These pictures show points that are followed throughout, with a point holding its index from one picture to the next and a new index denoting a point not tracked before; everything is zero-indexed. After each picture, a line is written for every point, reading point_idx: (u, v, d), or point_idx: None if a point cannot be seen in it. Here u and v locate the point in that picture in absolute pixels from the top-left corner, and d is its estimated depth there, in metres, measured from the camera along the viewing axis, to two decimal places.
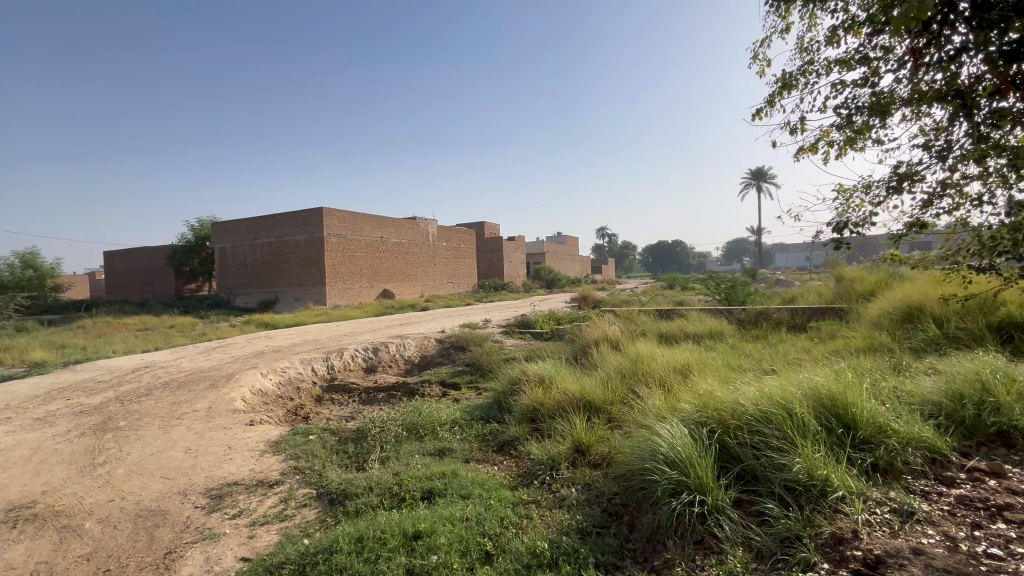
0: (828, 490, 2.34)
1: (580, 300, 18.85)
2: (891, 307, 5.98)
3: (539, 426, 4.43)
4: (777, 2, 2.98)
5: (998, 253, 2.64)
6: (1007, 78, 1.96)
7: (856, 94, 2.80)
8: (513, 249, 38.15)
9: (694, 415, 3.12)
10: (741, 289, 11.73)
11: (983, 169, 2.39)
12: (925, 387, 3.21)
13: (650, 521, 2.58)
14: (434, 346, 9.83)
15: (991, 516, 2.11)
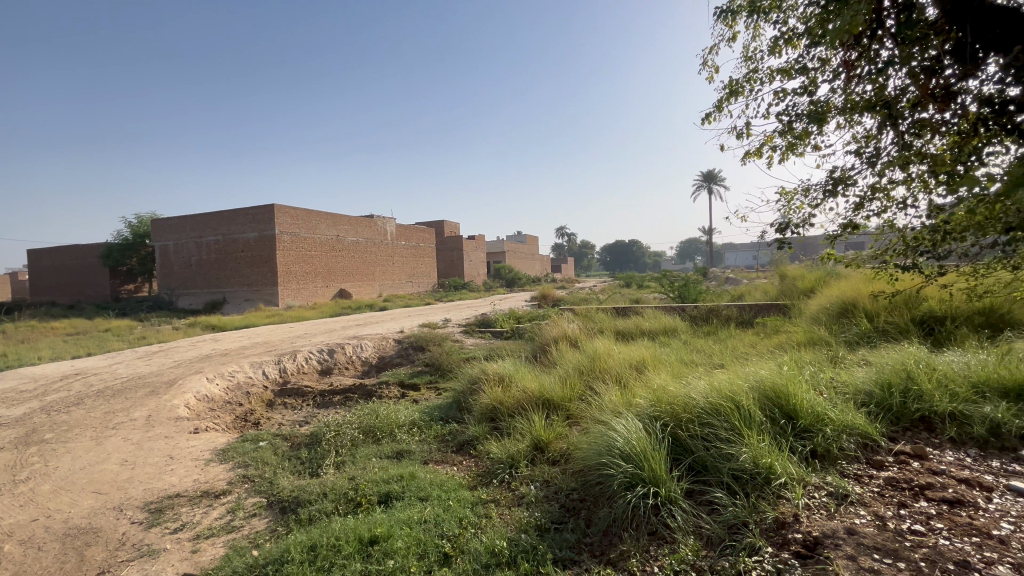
0: (771, 478, 2.46)
1: (540, 299, 19.02)
2: (828, 303, 6.38)
3: (498, 425, 4.44)
4: (723, 11, 3.08)
5: (920, 253, 2.84)
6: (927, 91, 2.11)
7: (796, 101, 2.93)
8: (473, 248, 38.00)
9: (649, 409, 3.20)
10: (693, 287, 12.18)
11: (907, 175, 2.55)
12: (857, 377, 3.44)
13: (606, 514, 2.63)
14: (393, 347, 9.65)
15: (914, 495, 2.29)
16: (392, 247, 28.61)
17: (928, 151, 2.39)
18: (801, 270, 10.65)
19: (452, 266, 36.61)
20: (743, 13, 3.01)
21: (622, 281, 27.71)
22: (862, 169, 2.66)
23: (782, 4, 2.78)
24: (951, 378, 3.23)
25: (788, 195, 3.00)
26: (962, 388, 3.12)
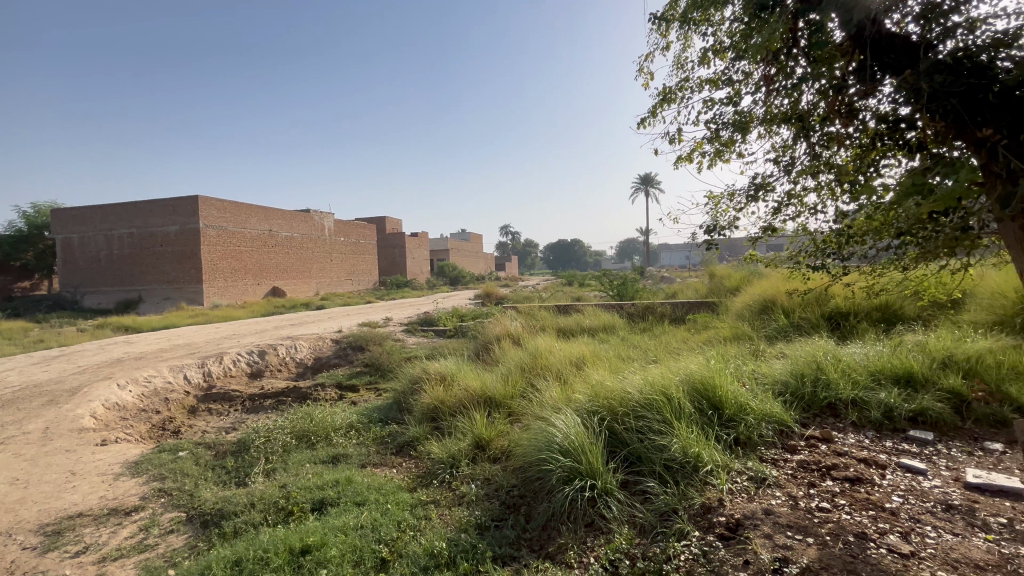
0: (699, 466, 2.61)
1: (484, 297, 19.00)
2: (751, 300, 6.86)
3: (439, 424, 4.38)
4: (657, 19, 3.16)
5: (828, 255, 3.10)
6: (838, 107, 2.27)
7: (722, 111, 3.04)
8: (416, 245, 37.28)
9: (587, 404, 3.29)
10: (631, 285, 12.67)
11: (818, 183, 2.75)
12: (775, 368, 3.72)
13: (545, 509, 2.68)
14: (330, 347, 9.26)
15: (822, 475, 2.51)
16: (330, 243, 27.46)
17: (834, 162, 2.60)
18: (728, 270, 11.36)
19: (394, 264, 35.74)
20: (675, 23, 3.10)
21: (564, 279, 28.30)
22: (780, 177, 2.79)
23: (710, 17, 2.91)
24: (853, 367, 3.57)
25: (715, 199, 3.11)
26: (862, 376, 3.47)
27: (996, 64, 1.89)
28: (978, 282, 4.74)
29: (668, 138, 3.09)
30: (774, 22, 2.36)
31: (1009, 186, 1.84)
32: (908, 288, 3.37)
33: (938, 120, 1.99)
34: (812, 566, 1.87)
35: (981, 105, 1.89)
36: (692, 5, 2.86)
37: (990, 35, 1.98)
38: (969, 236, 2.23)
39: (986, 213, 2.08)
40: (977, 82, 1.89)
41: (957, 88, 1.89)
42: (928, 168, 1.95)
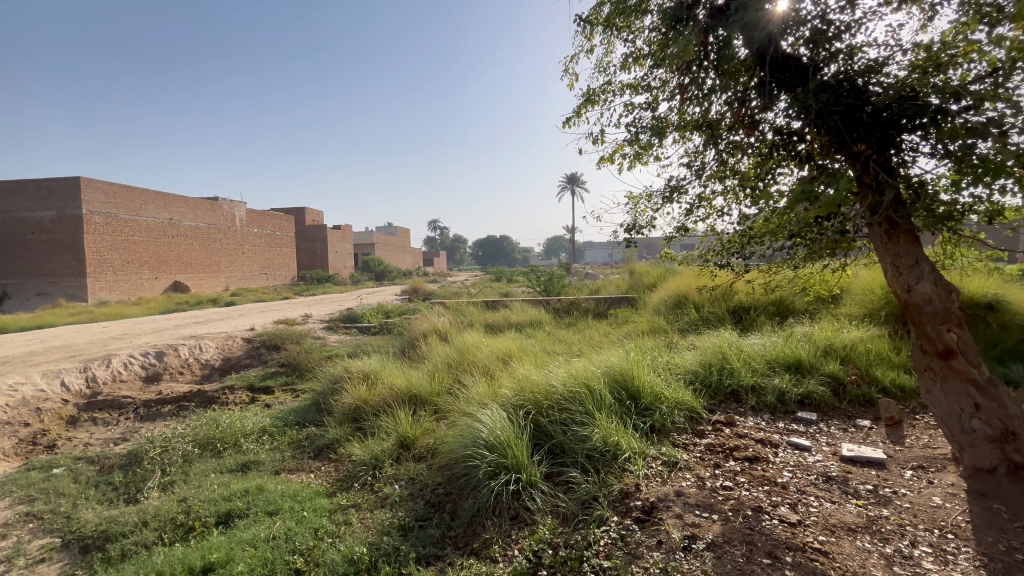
0: (618, 454, 2.73)
1: (411, 293, 18.58)
2: (666, 296, 7.31)
3: (362, 425, 4.22)
4: (582, 21, 3.17)
5: (733, 254, 3.37)
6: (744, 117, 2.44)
7: (641, 115, 3.10)
8: (339, 239, 35.58)
9: (513, 399, 3.32)
10: (557, 281, 13.00)
11: (724, 187, 2.96)
12: (687, 359, 3.99)
13: (470, 505, 2.67)
14: (241, 347, 8.58)
15: (726, 456, 2.73)
16: (241, 234, 25.40)
17: (738, 169, 2.81)
18: (646, 267, 12.04)
19: (315, 258, 33.87)
20: (598, 28, 3.16)
21: (493, 275, 28.43)
22: (691, 180, 2.90)
23: (632, 25, 3.01)
24: (753, 357, 3.92)
25: (635, 200, 3.16)
26: (760, 364, 3.82)
27: (870, 88, 2.15)
28: (852, 280, 5.41)
29: (590, 138, 3.11)
30: (688, 35, 2.51)
31: (877, 196, 2.11)
32: (798, 285, 3.76)
33: (823, 135, 2.22)
34: (716, 540, 2.02)
35: (857, 124, 2.14)
36: (615, 11, 2.94)
37: (865, 62, 2.25)
38: (846, 239, 2.53)
39: (859, 219, 2.37)
40: (854, 103, 2.13)
41: (837, 107, 2.13)
42: (814, 178, 2.17)
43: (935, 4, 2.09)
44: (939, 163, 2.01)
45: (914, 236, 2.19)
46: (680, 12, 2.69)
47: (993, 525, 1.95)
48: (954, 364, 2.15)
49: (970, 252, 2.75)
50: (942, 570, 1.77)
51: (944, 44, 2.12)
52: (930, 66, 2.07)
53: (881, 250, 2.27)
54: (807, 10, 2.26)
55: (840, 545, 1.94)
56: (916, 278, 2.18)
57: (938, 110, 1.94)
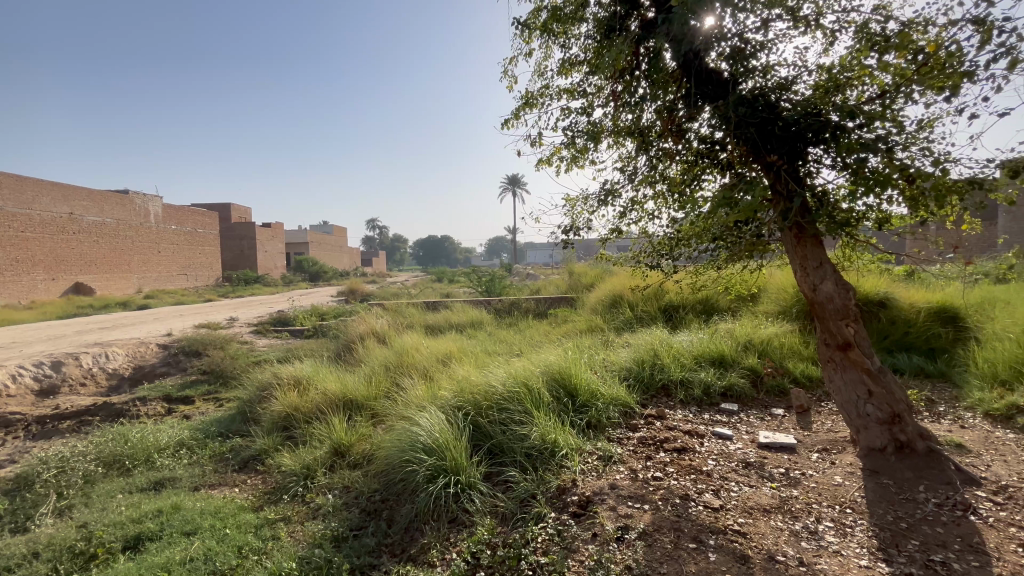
0: (555, 451, 2.78)
1: (348, 293, 17.94)
2: (603, 295, 7.55)
3: (292, 433, 4.01)
4: (520, 24, 3.19)
5: (663, 257, 3.52)
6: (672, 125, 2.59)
7: (577, 120, 3.16)
8: (269, 237, 33.60)
9: (452, 401, 3.29)
10: (498, 282, 13.06)
11: (654, 192, 3.09)
12: (622, 357, 4.14)
13: (408, 510, 2.61)
14: (156, 354, 7.88)
15: (656, 448, 2.86)
16: (156, 231, 23.33)
17: (667, 174, 2.95)
18: (585, 267, 12.39)
19: (242, 257, 31.80)
20: (537, 31, 3.19)
21: (434, 275, 28.07)
22: (625, 184, 3.01)
23: (569, 31, 3.06)
24: (681, 353, 4.14)
25: (571, 202, 3.22)
26: (688, 360, 4.04)
27: (781, 104, 2.33)
28: (769, 279, 5.86)
29: (529, 139, 3.13)
30: (620, 44, 2.61)
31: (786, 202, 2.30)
32: (722, 284, 4.01)
33: (741, 145, 2.39)
34: (646, 529, 2.12)
35: (770, 136, 2.32)
36: (552, 16, 2.99)
37: (776, 80, 2.45)
38: (761, 243, 2.63)
39: (772, 224, 2.58)
40: (768, 116, 2.31)
41: (752, 120, 2.30)
42: (733, 186, 2.33)
43: (835, 31, 2.31)
44: (838, 174, 2.23)
45: (819, 240, 2.42)
46: (613, 22, 2.79)
47: (883, 499, 2.18)
48: (852, 356, 2.40)
49: (865, 255, 3.08)
50: (842, 542, 1.96)
51: (843, 66, 2.34)
52: (831, 86, 2.29)
53: (791, 252, 2.50)
54: (728, 28, 2.41)
55: (756, 526, 2.10)
56: (820, 278, 2.41)
57: (838, 126, 2.15)
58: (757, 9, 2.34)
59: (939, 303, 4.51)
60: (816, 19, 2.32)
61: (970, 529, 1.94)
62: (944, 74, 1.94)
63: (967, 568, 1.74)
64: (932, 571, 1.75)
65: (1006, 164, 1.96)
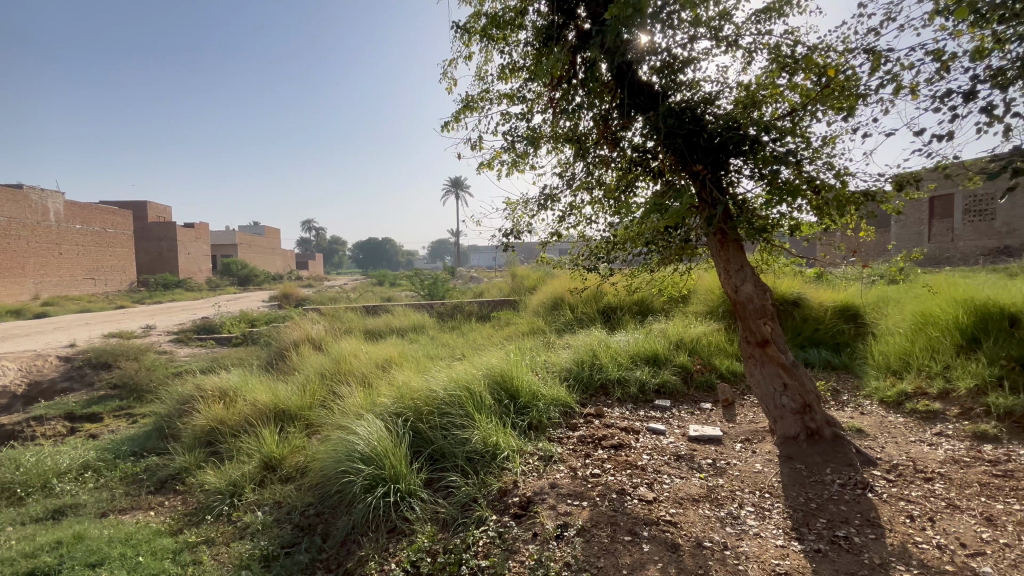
0: (497, 453, 2.79)
1: (281, 298, 17.04)
2: (545, 298, 7.68)
3: (217, 448, 3.74)
4: (460, 28, 3.17)
5: (600, 261, 3.63)
6: (608, 133, 2.69)
7: (517, 125, 3.19)
8: (192, 238, 31.23)
9: (392, 407, 3.22)
10: (440, 285, 12.90)
11: (591, 198, 3.17)
12: (562, 358, 4.24)
13: (345, 523, 2.52)
14: (56, 367, 7.09)
15: (595, 446, 2.95)
16: (57, 231, 21.01)
17: (603, 180, 3.04)
18: (527, 270, 12.52)
19: (160, 259, 29.32)
20: (476, 35, 3.18)
21: (374, 278, 27.32)
22: (563, 189, 3.07)
23: (508, 37, 3.08)
24: (618, 352, 4.30)
25: (512, 206, 3.24)
26: (624, 359, 4.20)
27: (705, 117, 2.49)
28: (698, 281, 6.21)
29: (469, 143, 3.11)
30: (558, 53, 2.68)
31: (711, 210, 2.45)
32: (655, 286, 4.20)
33: (670, 154, 2.53)
34: (585, 526, 2.17)
35: (696, 147, 2.47)
36: (491, 21, 2.99)
37: (702, 94, 2.61)
38: (689, 246, 2.98)
39: (698, 230, 2.75)
40: (694, 128, 2.46)
41: (680, 132, 2.45)
42: (664, 194, 2.46)
43: (752, 51, 2.51)
44: (756, 184, 2.41)
45: (740, 244, 2.62)
46: (551, 31, 2.86)
47: (796, 482, 2.38)
48: (769, 352, 2.60)
49: (780, 259, 3.34)
50: (761, 525, 2.12)
51: (759, 85, 2.54)
52: (749, 103, 2.48)
53: (716, 256, 2.67)
54: (658, 42, 2.55)
55: (685, 515, 2.21)
56: (742, 280, 2.60)
57: (755, 140, 2.32)
58: (684, 27, 2.48)
59: (843, 303, 4.99)
60: (736, 40, 2.50)
61: (868, 505, 2.16)
62: (843, 95, 2.16)
63: (865, 541, 1.94)
64: (837, 546, 1.93)
65: (893, 179, 2.21)
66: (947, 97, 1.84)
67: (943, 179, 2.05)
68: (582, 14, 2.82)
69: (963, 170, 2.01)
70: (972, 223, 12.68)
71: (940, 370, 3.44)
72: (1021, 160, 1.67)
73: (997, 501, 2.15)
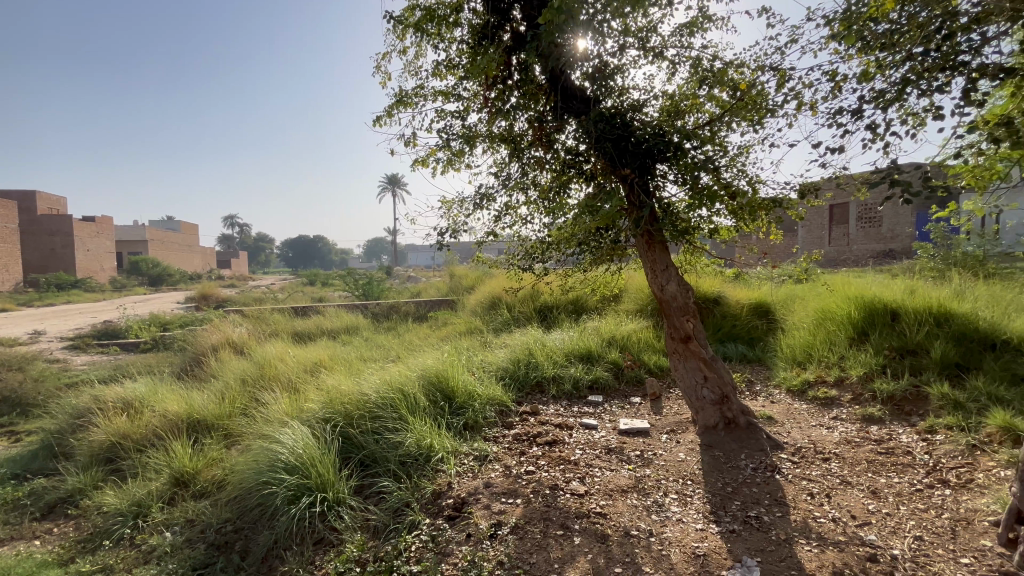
0: (431, 455, 2.75)
1: (198, 299, 15.79)
2: (483, 298, 7.68)
3: (118, 466, 3.38)
4: (393, 20, 3.06)
5: (535, 261, 3.66)
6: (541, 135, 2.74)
7: (452, 123, 3.14)
8: (92, 233, 28.11)
9: (320, 413, 3.07)
10: (376, 285, 12.52)
11: (526, 198, 3.19)
12: (499, 357, 4.25)
13: (267, 538, 2.37)
14: None
15: (530, 443, 2.99)
16: None
17: (537, 181, 3.06)
18: (464, 270, 12.44)
19: (52, 257, 26.12)
20: (410, 29, 3.08)
21: (304, 278, 25.97)
22: (498, 189, 3.07)
23: (443, 34, 3.04)
24: (554, 351, 4.38)
25: (447, 205, 3.19)
26: (559, 357, 4.28)
27: (634, 122, 2.59)
28: (629, 281, 6.48)
29: (402, 139, 3.01)
30: (492, 53, 2.68)
31: (639, 212, 2.57)
32: (588, 285, 4.32)
33: (601, 158, 2.60)
34: (519, 523, 2.19)
35: (624, 152, 2.56)
36: (426, 16, 2.92)
37: (630, 101, 2.72)
38: (619, 247, 3.09)
39: (627, 232, 2.87)
40: (623, 133, 2.55)
41: (609, 136, 2.53)
42: (595, 196, 2.53)
43: (676, 62, 2.65)
44: (679, 189, 2.55)
45: (665, 245, 2.76)
46: (486, 30, 2.85)
47: (715, 469, 2.53)
48: (691, 347, 2.77)
49: (702, 260, 3.55)
50: (683, 511, 2.24)
51: (682, 95, 2.69)
52: (673, 112, 2.62)
53: (643, 256, 2.80)
54: (590, 49, 2.62)
55: (615, 506, 2.29)
56: (667, 279, 2.74)
57: (678, 147, 2.45)
58: (615, 35, 2.57)
59: (757, 300, 5.41)
60: (661, 51, 2.63)
61: (776, 485, 2.35)
62: (755, 109, 2.34)
63: (773, 519, 2.11)
64: (749, 525, 2.08)
65: (797, 188, 2.42)
66: (839, 115, 2.04)
67: (837, 189, 2.28)
68: (517, 16, 2.84)
69: (852, 181, 2.24)
70: (863, 229, 14.20)
71: (837, 360, 3.82)
72: (896, 174, 1.88)
73: (881, 476, 2.42)
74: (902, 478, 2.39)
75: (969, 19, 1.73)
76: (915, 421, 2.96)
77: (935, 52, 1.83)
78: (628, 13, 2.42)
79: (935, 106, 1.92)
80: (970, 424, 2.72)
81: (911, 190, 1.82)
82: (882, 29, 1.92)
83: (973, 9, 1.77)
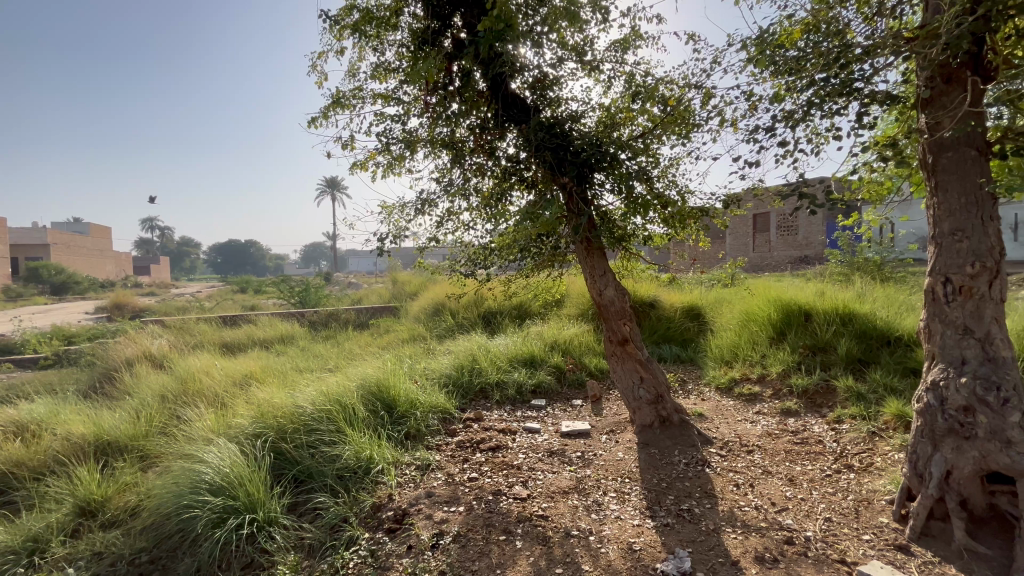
0: (370, 468, 2.67)
1: (110, 309, 14.41)
2: (426, 304, 7.57)
3: (9, 498, 3.00)
4: (328, 19, 2.96)
5: (478, 267, 3.65)
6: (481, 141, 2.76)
7: (392, 127, 3.08)
8: None
9: (250, 428, 2.90)
10: (314, 292, 11.99)
11: (468, 204, 3.18)
12: (442, 364, 4.21)
13: (188, 566, 2.20)
14: None
15: (474, 449, 2.98)
16: None
17: (478, 188, 3.06)
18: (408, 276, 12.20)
19: None
20: (347, 29, 3.00)
21: (234, 285, 24.38)
22: (440, 196, 3.04)
23: (382, 36, 2.99)
24: (498, 356, 4.40)
25: (387, 210, 3.12)
26: (503, 362, 4.31)
27: (571, 132, 2.67)
28: (571, 286, 6.64)
29: (339, 141, 2.91)
30: (433, 59, 2.67)
31: (577, 219, 2.64)
32: (531, 291, 4.38)
33: (541, 166, 2.66)
34: (460, 531, 2.17)
35: (563, 161, 2.63)
36: (364, 18, 2.86)
37: (568, 112, 2.81)
38: (559, 253, 3.17)
39: (566, 238, 2.94)
40: (561, 143, 2.62)
41: (549, 145, 2.59)
42: (535, 203, 2.57)
43: (611, 77, 2.77)
44: (615, 198, 2.65)
45: (603, 252, 2.85)
46: (426, 35, 2.83)
47: (652, 466, 2.64)
48: (628, 349, 2.88)
49: (638, 266, 3.70)
50: (621, 508, 2.31)
51: (617, 108, 2.81)
52: (609, 123, 2.73)
53: (582, 263, 2.88)
54: (529, 60, 2.68)
55: (556, 508, 2.33)
56: (605, 284, 2.84)
57: (613, 157, 2.55)
58: (554, 47, 2.65)
59: (689, 304, 5.71)
60: (597, 65, 2.74)
61: (705, 479, 2.49)
62: (683, 123, 2.48)
63: (703, 511, 2.23)
64: (682, 518, 2.19)
65: (721, 198, 2.59)
66: (756, 132, 2.21)
67: (755, 200, 2.47)
68: (457, 23, 2.86)
69: (767, 193, 2.43)
70: (783, 237, 15.37)
71: (759, 358, 4.11)
72: (804, 187, 2.07)
73: (796, 464, 2.63)
74: (814, 465, 2.61)
75: (862, 51, 1.93)
76: (826, 412, 3.24)
77: (834, 78, 2.03)
78: (565, 27, 2.50)
79: (836, 126, 2.13)
80: (870, 413, 3.02)
81: (816, 203, 2.00)
82: (791, 55, 2.11)
83: (864, 42, 1.98)
